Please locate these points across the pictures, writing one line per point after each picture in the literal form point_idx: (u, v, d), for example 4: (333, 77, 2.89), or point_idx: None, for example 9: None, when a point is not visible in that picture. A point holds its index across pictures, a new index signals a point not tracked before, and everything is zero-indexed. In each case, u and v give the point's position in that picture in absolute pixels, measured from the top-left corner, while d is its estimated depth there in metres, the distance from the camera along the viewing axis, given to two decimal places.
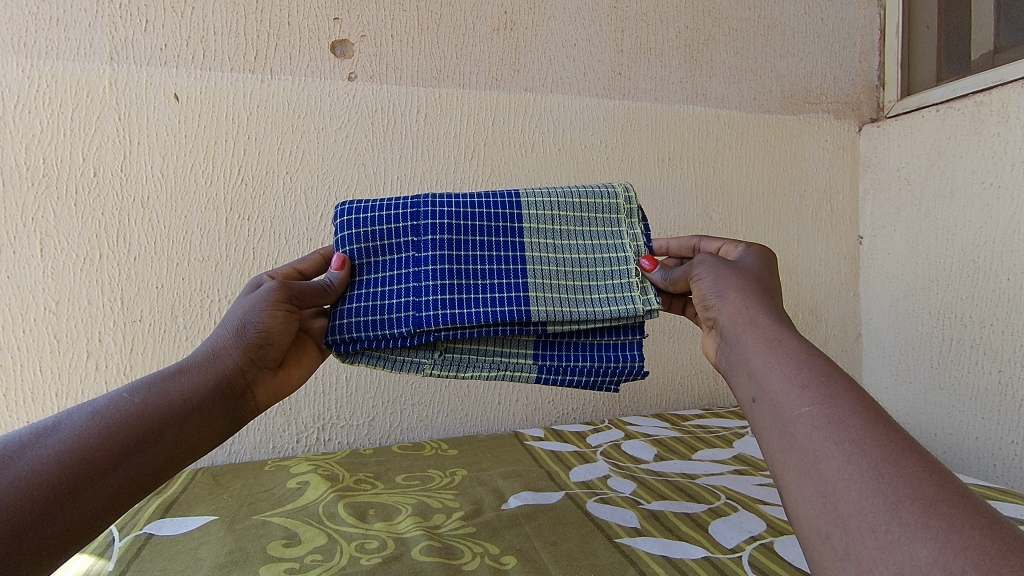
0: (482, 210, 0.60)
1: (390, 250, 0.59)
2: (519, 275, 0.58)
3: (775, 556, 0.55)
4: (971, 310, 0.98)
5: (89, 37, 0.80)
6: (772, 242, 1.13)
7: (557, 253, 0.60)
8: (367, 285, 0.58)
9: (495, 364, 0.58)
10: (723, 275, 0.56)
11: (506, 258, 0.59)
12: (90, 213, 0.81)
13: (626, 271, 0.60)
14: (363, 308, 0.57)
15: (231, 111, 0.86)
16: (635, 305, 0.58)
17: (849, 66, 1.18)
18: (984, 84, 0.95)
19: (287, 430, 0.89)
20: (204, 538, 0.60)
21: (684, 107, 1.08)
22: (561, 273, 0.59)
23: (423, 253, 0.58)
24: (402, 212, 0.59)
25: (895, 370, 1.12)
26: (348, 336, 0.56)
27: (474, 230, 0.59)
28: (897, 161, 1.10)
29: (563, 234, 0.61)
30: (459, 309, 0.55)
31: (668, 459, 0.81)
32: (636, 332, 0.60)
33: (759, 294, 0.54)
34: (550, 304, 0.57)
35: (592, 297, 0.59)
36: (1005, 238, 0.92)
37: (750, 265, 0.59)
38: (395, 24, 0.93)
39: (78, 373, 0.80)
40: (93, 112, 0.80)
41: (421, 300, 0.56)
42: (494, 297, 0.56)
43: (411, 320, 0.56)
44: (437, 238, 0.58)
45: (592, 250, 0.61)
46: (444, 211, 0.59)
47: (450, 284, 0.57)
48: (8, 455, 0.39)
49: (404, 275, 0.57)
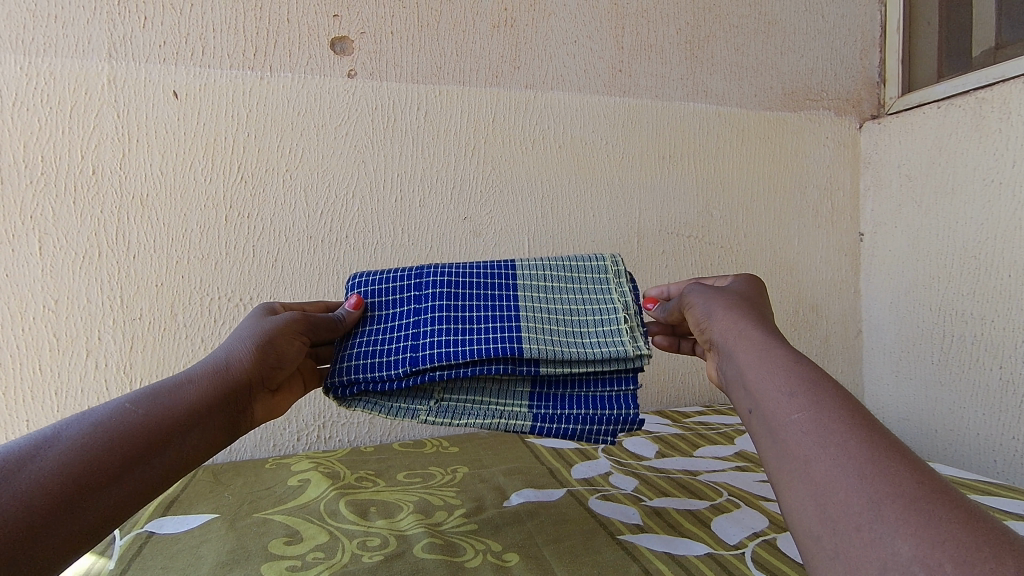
0: (477, 268, 0.62)
1: (393, 303, 0.62)
2: (513, 310, 0.59)
3: (778, 552, 0.55)
4: (972, 307, 0.98)
5: (88, 34, 0.80)
6: (773, 239, 1.13)
7: (547, 301, 0.60)
8: (369, 332, 0.60)
9: (493, 412, 0.57)
10: (711, 294, 0.58)
11: (498, 305, 0.59)
12: (89, 211, 0.80)
13: (616, 317, 0.59)
14: (363, 353, 0.58)
15: (229, 108, 0.85)
16: (625, 345, 0.57)
17: (850, 62, 1.17)
18: (985, 80, 0.95)
19: (287, 429, 0.89)
20: (205, 535, 0.60)
21: (685, 104, 1.08)
22: (551, 318, 0.59)
23: (422, 304, 0.60)
24: (405, 276, 0.63)
25: (896, 366, 1.12)
26: (347, 378, 0.57)
27: (469, 279, 0.61)
28: (898, 157, 1.10)
29: (554, 287, 0.62)
30: (450, 349, 0.55)
31: (669, 456, 0.81)
32: (631, 371, 0.58)
33: (747, 309, 0.54)
34: (540, 341, 0.56)
35: (584, 339, 0.58)
36: (1007, 234, 0.92)
37: (735, 288, 0.60)
38: (395, 21, 0.92)
39: (78, 371, 0.80)
40: (92, 110, 0.80)
41: (418, 342, 0.57)
42: (487, 338, 0.56)
43: (405, 360, 0.56)
44: (436, 291, 0.60)
45: (581, 301, 0.61)
46: (444, 271, 0.62)
47: (447, 326, 0.58)
48: (10, 468, 0.37)
49: (400, 320, 0.60)
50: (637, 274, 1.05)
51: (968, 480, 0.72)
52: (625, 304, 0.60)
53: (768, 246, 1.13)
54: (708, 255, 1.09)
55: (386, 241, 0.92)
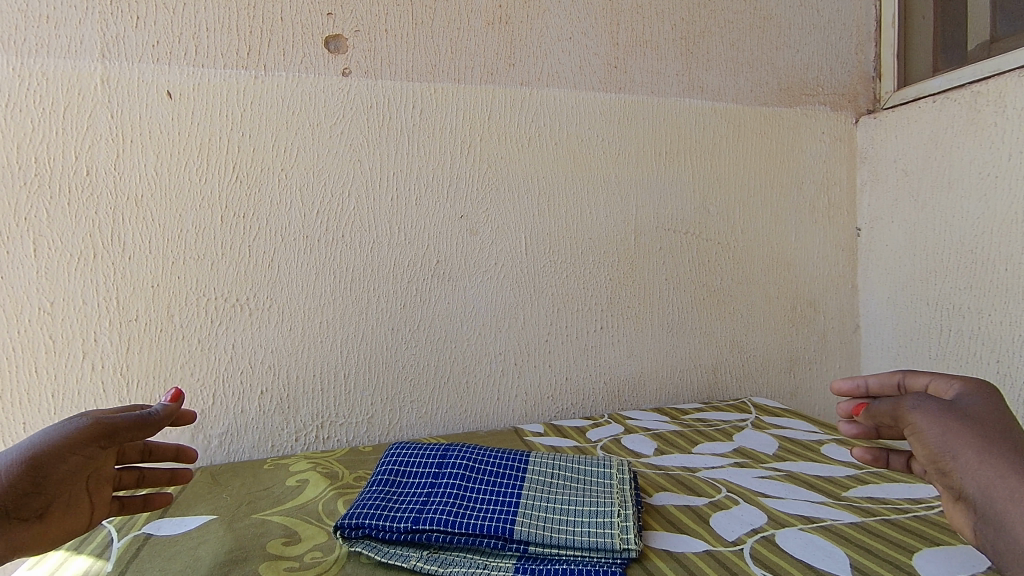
0: (499, 452, 0.69)
1: (423, 452, 0.69)
2: (518, 490, 0.61)
3: (776, 548, 0.55)
4: (969, 301, 0.98)
5: (80, 34, 0.79)
6: (770, 235, 1.13)
7: (557, 474, 0.65)
8: (393, 467, 0.66)
9: (474, 562, 0.53)
10: (951, 428, 0.48)
11: (511, 473, 0.64)
12: (83, 212, 0.80)
13: (618, 484, 0.63)
14: (388, 472, 0.65)
15: (223, 107, 0.85)
16: (613, 539, 0.54)
17: (845, 57, 1.17)
18: (981, 73, 0.95)
19: (285, 429, 0.89)
20: (204, 537, 0.60)
21: (680, 100, 1.08)
22: (557, 482, 0.63)
23: (447, 460, 0.66)
24: (437, 448, 0.70)
25: (893, 361, 1.12)
26: (353, 521, 0.56)
27: (487, 468, 0.64)
28: (895, 151, 1.10)
29: (566, 465, 0.67)
30: (463, 487, 0.60)
31: (668, 453, 0.81)
32: (620, 558, 0.53)
33: (1004, 448, 0.46)
34: (542, 495, 0.60)
35: (577, 526, 0.55)
36: (1002, 228, 0.92)
37: (976, 410, 0.49)
38: (389, 19, 0.92)
39: (74, 373, 0.80)
40: (86, 110, 0.80)
41: (438, 477, 0.63)
42: (496, 491, 0.60)
43: (410, 518, 0.55)
44: (462, 455, 0.67)
45: (588, 474, 0.65)
46: (469, 451, 0.68)
47: (467, 468, 0.64)
48: None
49: (417, 490, 0.61)
50: (635, 271, 1.05)
51: None
52: (623, 484, 0.63)
53: (765, 242, 1.13)
54: (705, 250, 1.09)
55: (382, 240, 0.92)
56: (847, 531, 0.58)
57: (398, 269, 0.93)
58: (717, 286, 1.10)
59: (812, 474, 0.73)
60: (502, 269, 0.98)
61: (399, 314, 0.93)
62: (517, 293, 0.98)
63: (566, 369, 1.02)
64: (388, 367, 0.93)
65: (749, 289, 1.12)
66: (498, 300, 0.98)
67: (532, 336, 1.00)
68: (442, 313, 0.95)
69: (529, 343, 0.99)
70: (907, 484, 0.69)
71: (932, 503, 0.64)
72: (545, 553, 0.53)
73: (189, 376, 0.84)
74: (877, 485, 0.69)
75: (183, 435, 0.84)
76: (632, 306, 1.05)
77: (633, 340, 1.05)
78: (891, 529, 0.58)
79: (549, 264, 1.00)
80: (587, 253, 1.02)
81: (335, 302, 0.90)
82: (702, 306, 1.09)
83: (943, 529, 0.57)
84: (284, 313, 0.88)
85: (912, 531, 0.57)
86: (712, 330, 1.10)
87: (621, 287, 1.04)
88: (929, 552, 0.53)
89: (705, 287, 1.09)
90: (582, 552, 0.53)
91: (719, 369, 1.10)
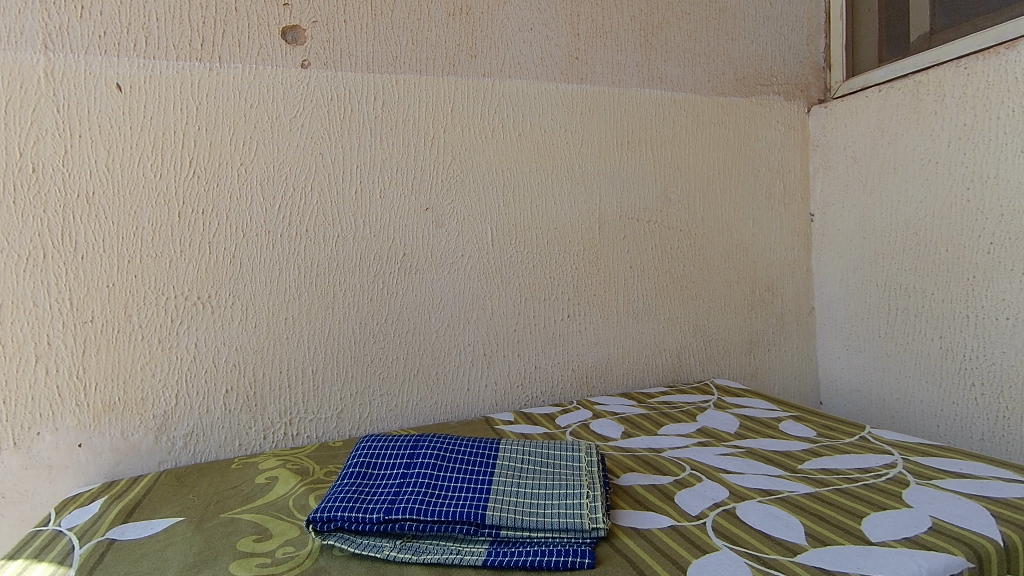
0: (469, 442, 0.69)
1: (393, 445, 0.68)
2: (489, 477, 0.62)
3: (737, 519, 0.58)
4: (914, 281, 1.03)
5: (20, 25, 0.76)
6: (728, 223, 1.17)
7: (527, 462, 0.65)
8: (362, 462, 0.66)
9: (448, 549, 0.54)
10: None
11: (481, 462, 0.65)
12: (30, 211, 0.77)
13: (583, 468, 0.64)
14: (358, 467, 0.65)
15: (177, 101, 0.83)
16: (582, 519, 0.55)
17: (797, 48, 1.21)
18: (921, 64, 1.00)
19: (253, 427, 0.87)
20: (170, 539, 0.59)
21: (641, 90, 1.10)
22: (526, 469, 0.64)
23: (418, 451, 0.66)
24: (407, 440, 0.69)
25: (846, 341, 1.17)
26: (325, 515, 0.56)
27: (458, 457, 0.65)
28: (844, 140, 1.15)
29: (535, 453, 0.67)
30: (434, 477, 0.61)
31: (634, 436, 0.83)
32: (590, 537, 0.55)
33: None
34: (512, 483, 0.61)
35: (547, 509, 0.57)
36: (943, 211, 0.97)
37: None
38: (348, 10, 0.91)
39: (27, 379, 0.77)
40: (29, 105, 0.76)
41: (410, 469, 0.63)
42: (466, 479, 0.61)
43: (383, 508, 0.56)
44: (433, 446, 0.67)
45: (557, 460, 0.66)
46: (439, 442, 0.68)
47: (438, 459, 0.64)
48: None
49: (388, 481, 0.61)
50: (600, 260, 1.07)
51: (912, 441, 0.76)
52: (591, 467, 0.64)
53: (724, 229, 1.16)
54: (667, 237, 1.12)
55: (347, 235, 0.91)
56: (802, 500, 0.61)
57: (364, 264, 0.92)
58: (679, 273, 1.13)
59: (770, 449, 0.76)
60: (468, 261, 0.98)
61: (366, 308, 0.92)
62: (484, 284, 0.99)
63: (534, 357, 1.03)
64: (356, 361, 0.92)
65: (710, 275, 1.15)
66: (466, 291, 0.98)
67: (500, 326, 1.01)
68: (410, 305, 0.95)
69: (498, 334, 1.00)
70: (858, 455, 0.73)
71: (880, 471, 0.67)
72: (517, 536, 0.55)
73: (150, 378, 0.82)
74: (831, 457, 0.72)
75: (146, 438, 0.82)
76: (598, 293, 1.07)
77: (599, 328, 1.07)
78: (843, 497, 0.61)
79: (516, 254, 1.01)
80: (553, 242, 1.04)
81: (300, 298, 0.89)
82: (666, 292, 1.12)
83: (890, 494, 0.61)
84: (249, 310, 0.86)
85: (861, 498, 0.61)
86: (675, 316, 1.13)
87: (587, 276, 1.06)
88: (877, 517, 0.57)
89: (668, 274, 1.12)
90: (553, 533, 0.55)
91: (683, 353, 1.14)
